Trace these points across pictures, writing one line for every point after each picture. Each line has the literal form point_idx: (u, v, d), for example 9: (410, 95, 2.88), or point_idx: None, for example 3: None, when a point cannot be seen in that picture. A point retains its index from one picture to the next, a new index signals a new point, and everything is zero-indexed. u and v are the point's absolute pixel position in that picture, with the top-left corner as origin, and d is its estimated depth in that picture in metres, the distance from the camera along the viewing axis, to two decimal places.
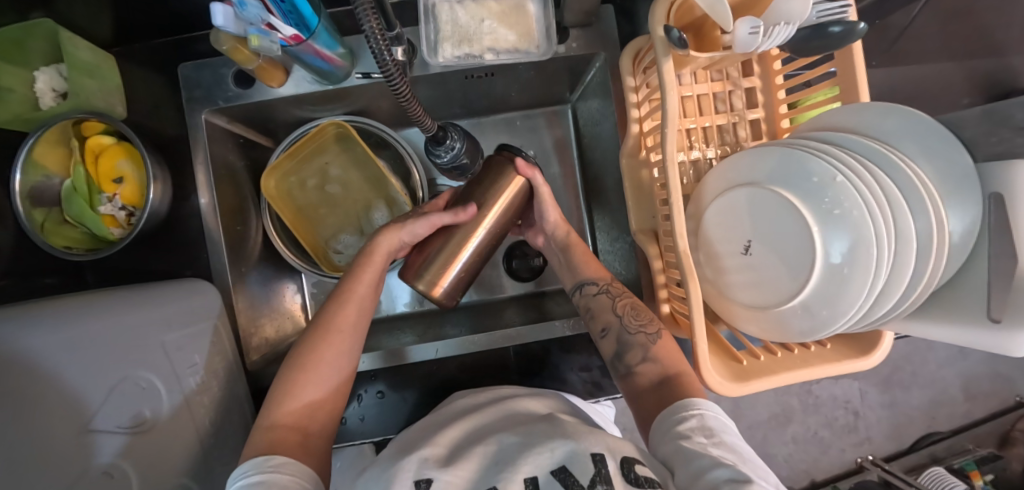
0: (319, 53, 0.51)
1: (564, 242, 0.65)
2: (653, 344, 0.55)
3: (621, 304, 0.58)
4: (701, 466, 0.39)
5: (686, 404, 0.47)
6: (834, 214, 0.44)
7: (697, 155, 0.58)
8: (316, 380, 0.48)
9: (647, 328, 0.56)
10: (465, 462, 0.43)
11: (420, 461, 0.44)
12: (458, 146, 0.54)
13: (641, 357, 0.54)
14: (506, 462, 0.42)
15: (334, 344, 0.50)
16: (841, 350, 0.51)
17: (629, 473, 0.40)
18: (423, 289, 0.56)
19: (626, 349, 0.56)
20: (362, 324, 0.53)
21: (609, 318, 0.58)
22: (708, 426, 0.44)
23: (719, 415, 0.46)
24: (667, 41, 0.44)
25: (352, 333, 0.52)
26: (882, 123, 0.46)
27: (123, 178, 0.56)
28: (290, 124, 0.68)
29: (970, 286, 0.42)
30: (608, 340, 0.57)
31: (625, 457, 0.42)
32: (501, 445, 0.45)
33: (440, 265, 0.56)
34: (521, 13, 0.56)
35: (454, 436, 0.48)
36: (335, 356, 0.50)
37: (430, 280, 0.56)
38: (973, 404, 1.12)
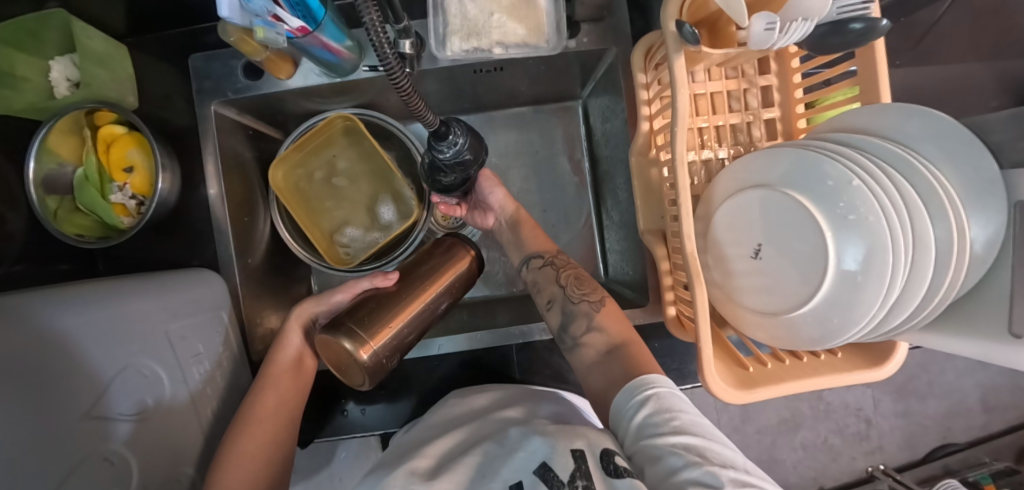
0: (326, 45, 0.51)
1: (513, 218, 0.66)
2: (596, 313, 0.55)
3: (565, 275, 0.59)
4: (673, 466, 0.38)
5: (638, 388, 0.45)
6: (849, 220, 0.42)
7: (708, 154, 0.56)
8: (249, 464, 0.47)
9: (590, 298, 0.57)
10: (453, 474, 0.43)
11: (406, 475, 0.43)
12: (462, 142, 0.44)
13: (586, 327, 0.55)
14: (490, 474, 0.42)
15: (264, 426, 0.50)
16: (852, 360, 0.49)
17: (607, 465, 0.41)
18: (350, 345, 0.45)
19: (571, 318, 0.56)
20: (291, 404, 0.52)
21: (553, 290, 0.58)
22: (666, 410, 0.43)
23: (672, 390, 0.45)
24: (679, 37, 0.43)
25: (278, 415, 0.51)
26: (905, 126, 0.45)
27: (134, 167, 0.57)
28: (298, 116, 0.68)
29: (993, 297, 0.40)
30: (554, 312, 0.57)
31: (605, 450, 0.42)
32: (487, 454, 0.45)
33: (378, 319, 0.48)
34: (531, 6, 0.54)
35: (443, 447, 0.48)
36: (259, 444, 0.48)
37: (364, 332, 0.46)
38: (992, 416, 1.09)
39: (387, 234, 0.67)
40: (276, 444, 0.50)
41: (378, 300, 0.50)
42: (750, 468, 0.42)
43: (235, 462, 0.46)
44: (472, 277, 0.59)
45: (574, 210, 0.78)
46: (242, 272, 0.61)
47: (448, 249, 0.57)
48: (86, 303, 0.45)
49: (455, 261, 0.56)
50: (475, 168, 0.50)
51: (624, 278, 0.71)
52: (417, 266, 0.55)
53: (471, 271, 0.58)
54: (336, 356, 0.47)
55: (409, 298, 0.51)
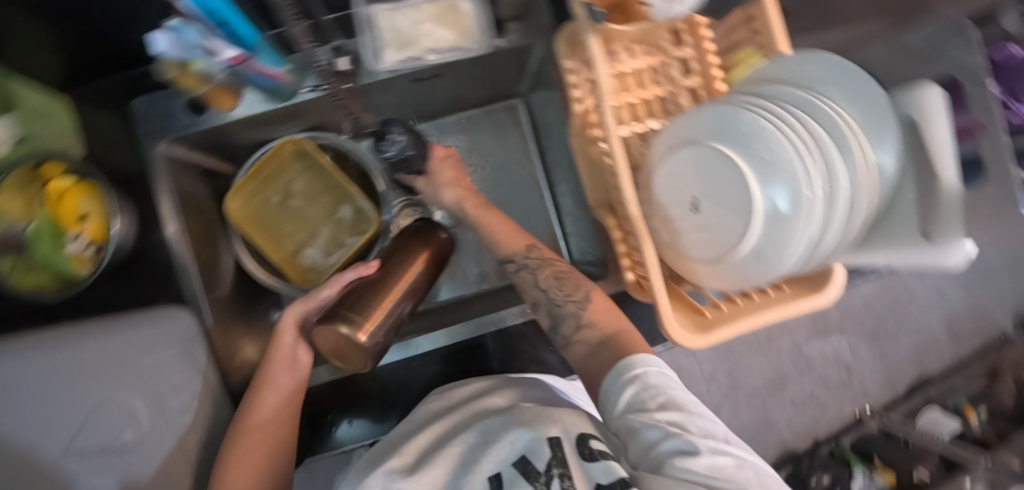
0: (263, 72, 0.53)
1: (474, 218, 0.60)
2: (585, 311, 0.52)
3: (545, 276, 0.54)
4: (652, 440, 0.39)
5: (627, 367, 0.45)
6: (766, 159, 0.47)
7: (642, 127, 0.61)
8: (252, 461, 0.47)
9: (575, 297, 0.52)
10: (433, 467, 0.42)
11: (385, 474, 0.42)
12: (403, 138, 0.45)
13: (576, 326, 0.51)
14: (471, 462, 0.42)
15: (257, 434, 0.49)
16: (798, 290, 0.53)
17: (582, 449, 0.40)
18: (347, 329, 0.47)
19: (559, 321, 0.52)
20: (289, 409, 0.52)
21: (536, 294, 0.54)
22: (652, 387, 0.42)
23: (662, 369, 0.45)
24: (589, 17, 0.47)
25: (276, 413, 0.51)
26: (811, 72, 0.49)
27: (87, 215, 0.57)
28: (247, 146, 0.70)
29: (904, 208, 0.45)
30: (541, 314, 0.54)
31: (581, 434, 0.41)
32: (468, 444, 0.44)
33: (371, 302, 0.50)
34: (456, 12, 0.59)
35: (423, 442, 0.47)
36: (259, 443, 0.48)
37: (358, 315, 0.48)
38: (958, 345, 1.19)
39: (349, 250, 0.67)
40: (276, 443, 0.50)
41: (365, 287, 0.52)
42: (732, 442, 0.41)
43: (236, 468, 0.46)
44: (437, 260, 0.60)
45: (532, 203, 0.81)
46: (210, 302, 0.61)
47: (420, 235, 0.60)
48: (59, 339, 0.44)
49: (429, 243, 0.59)
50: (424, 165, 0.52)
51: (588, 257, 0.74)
52: (398, 253, 0.57)
53: (433, 253, 0.60)
54: (336, 344, 0.48)
55: (395, 279, 0.53)
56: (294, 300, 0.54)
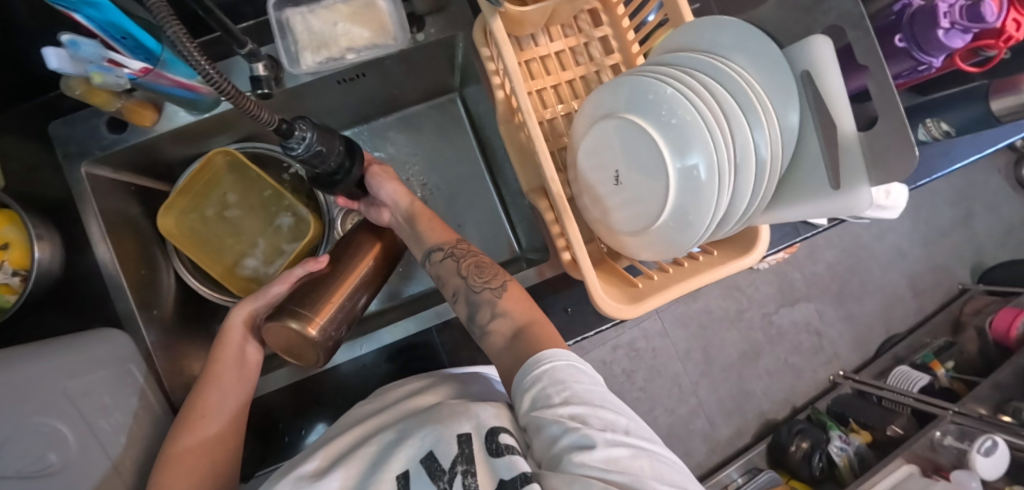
0: (178, 84, 0.53)
1: (406, 212, 0.58)
2: (500, 299, 0.51)
3: (466, 265, 0.54)
4: (552, 435, 0.35)
5: (535, 363, 0.41)
6: (672, 125, 0.47)
7: (568, 108, 0.62)
8: (191, 462, 0.46)
9: (491, 284, 0.52)
10: (343, 469, 0.39)
11: (291, 482, 0.39)
12: (312, 136, 0.43)
13: (491, 314, 0.50)
14: (381, 461, 0.39)
15: (198, 434, 0.48)
16: (727, 253, 0.54)
17: (490, 445, 0.37)
18: (297, 324, 0.48)
19: (476, 308, 0.51)
20: (234, 408, 0.51)
21: (456, 282, 0.53)
22: (559, 381, 0.39)
23: (573, 362, 0.41)
24: (491, 4, 0.47)
25: (219, 415, 0.50)
26: (715, 37, 0.50)
27: (9, 243, 0.54)
28: (178, 162, 0.69)
29: (810, 161, 0.46)
30: (460, 304, 0.53)
31: (492, 428, 0.38)
32: (382, 444, 0.41)
33: (320, 297, 0.51)
34: (372, 10, 0.59)
35: (341, 445, 0.44)
36: (199, 445, 0.47)
37: (308, 310, 0.49)
38: (922, 299, 1.21)
39: (288, 257, 0.67)
40: (217, 446, 0.49)
41: (315, 281, 0.53)
42: (644, 434, 0.37)
43: (172, 473, 0.45)
44: (392, 250, 0.61)
45: (478, 196, 0.81)
46: (148, 322, 0.60)
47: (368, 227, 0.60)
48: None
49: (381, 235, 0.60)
50: (356, 167, 0.54)
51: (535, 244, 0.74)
52: (348, 246, 0.57)
53: (389, 243, 0.61)
54: (287, 340, 0.49)
55: (345, 272, 0.54)
56: (243, 298, 0.55)
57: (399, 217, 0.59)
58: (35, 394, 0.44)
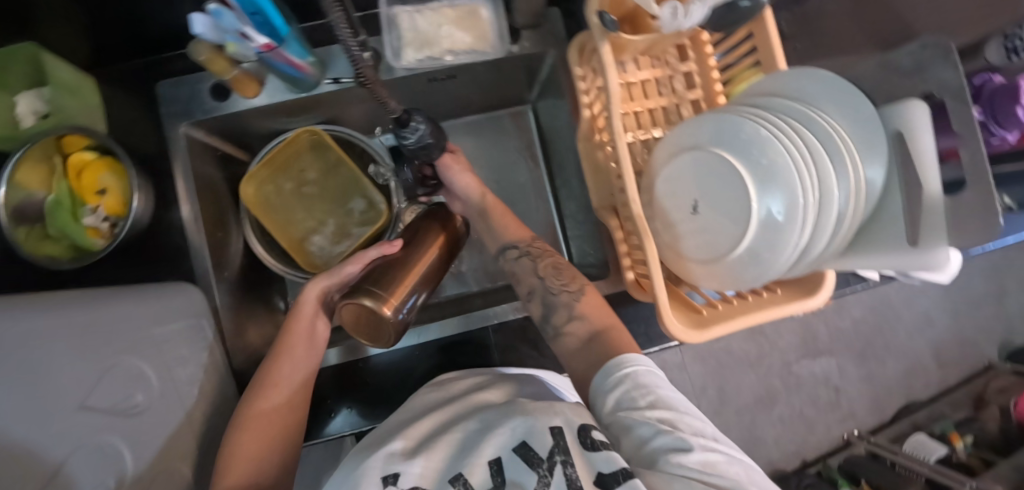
0: (289, 61, 0.56)
1: (481, 206, 0.64)
2: (577, 302, 0.55)
3: (543, 266, 0.59)
4: (644, 436, 0.41)
5: (617, 366, 0.46)
6: (764, 164, 0.49)
7: (646, 135, 0.64)
8: (265, 426, 0.49)
9: (570, 288, 0.56)
10: (433, 451, 0.45)
11: (386, 457, 0.44)
12: (424, 127, 0.47)
13: (567, 317, 0.55)
14: (472, 447, 0.44)
15: (273, 399, 0.51)
16: (790, 293, 0.56)
17: (584, 439, 0.41)
18: (372, 302, 0.50)
19: (552, 310, 0.56)
20: (303, 379, 0.54)
21: (532, 281, 0.58)
22: (643, 385, 0.44)
23: (650, 368, 0.46)
24: (602, 27, 0.50)
25: (291, 384, 0.53)
26: (804, 86, 0.53)
27: (106, 190, 0.59)
28: (263, 135, 0.72)
29: (891, 213, 0.48)
30: (534, 303, 0.57)
31: (583, 425, 0.42)
32: (466, 432, 0.47)
33: (393, 280, 0.53)
34: (475, 17, 0.62)
35: (423, 429, 0.49)
36: (274, 408, 0.51)
37: (383, 291, 0.51)
38: (945, 371, 1.19)
39: (356, 241, 0.70)
40: (288, 412, 0.51)
41: (388, 264, 0.55)
42: (721, 438, 0.43)
43: (247, 435, 0.48)
44: (453, 243, 0.64)
45: (535, 206, 0.83)
46: (219, 283, 0.63)
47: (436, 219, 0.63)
48: (76, 299, 0.45)
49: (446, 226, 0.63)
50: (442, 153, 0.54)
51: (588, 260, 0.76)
52: (417, 236, 0.60)
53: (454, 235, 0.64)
54: (360, 318, 0.51)
55: (415, 259, 0.57)
56: (314, 277, 0.58)
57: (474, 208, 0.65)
58: (125, 335, 0.46)
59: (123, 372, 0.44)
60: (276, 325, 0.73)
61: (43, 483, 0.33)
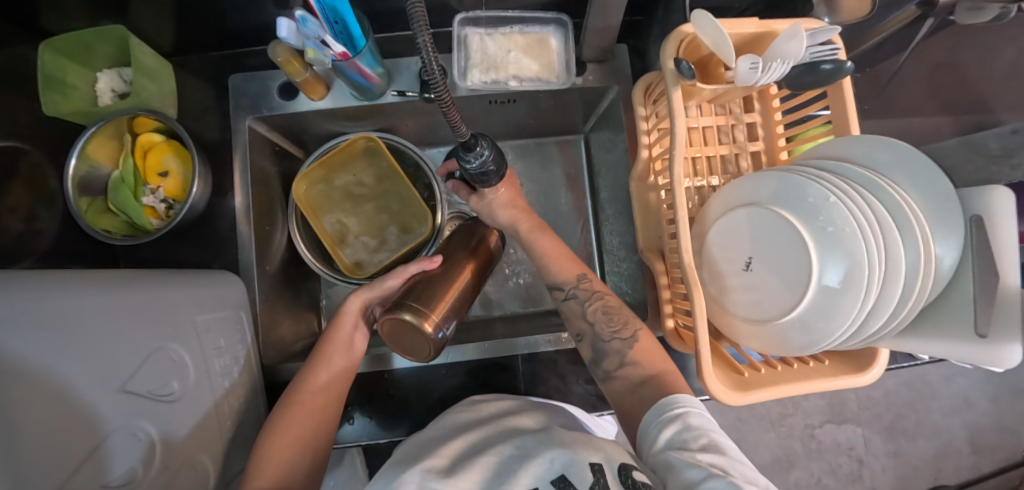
0: (361, 71, 0.57)
1: (524, 234, 0.62)
2: (630, 349, 0.55)
3: (592, 310, 0.57)
4: (694, 479, 0.40)
5: (668, 405, 0.47)
6: (828, 231, 0.47)
7: (701, 182, 0.63)
8: (297, 431, 0.51)
9: (623, 335, 0.55)
10: (469, 473, 0.44)
11: (422, 472, 0.43)
12: (487, 154, 0.49)
13: (619, 362, 0.54)
14: (508, 473, 0.43)
15: (308, 406, 0.52)
16: (838, 366, 0.53)
17: (625, 479, 0.42)
18: (414, 317, 0.49)
19: (602, 356, 0.55)
20: (338, 387, 0.55)
21: (581, 325, 0.57)
22: (695, 428, 0.44)
23: (703, 413, 0.47)
24: (676, 73, 0.50)
25: (324, 392, 0.54)
26: (877, 155, 0.51)
27: (169, 172, 0.61)
28: (321, 136, 0.74)
29: (960, 299, 0.45)
30: (583, 346, 0.57)
31: (623, 464, 0.44)
32: (502, 457, 0.46)
33: (434, 296, 0.52)
34: (544, 46, 0.63)
35: (455, 449, 0.48)
36: (307, 415, 0.52)
37: (425, 307, 0.50)
38: (980, 457, 1.09)
39: (396, 251, 0.71)
40: (320, 420, 0.53)
41: (430, 279, 0.55)
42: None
43: (279, 440, 0.50)
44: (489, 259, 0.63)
45: (574, 235, 0.82)
46: (259, 275, 0.65)
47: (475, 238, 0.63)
48: (130, 278, 0.47)
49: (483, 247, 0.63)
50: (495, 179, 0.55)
51: (624, 298, 0.75)
52: (456, 255, 0.60)
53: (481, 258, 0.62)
54: (401, 334, 0.50)
55: (455, 278, 0.56)
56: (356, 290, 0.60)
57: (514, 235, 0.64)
58: (171, 320, 0.47)
59: (165, 356, 0.45)
60: (307, 322, 0.73)
61: (79, 460, 0.34)
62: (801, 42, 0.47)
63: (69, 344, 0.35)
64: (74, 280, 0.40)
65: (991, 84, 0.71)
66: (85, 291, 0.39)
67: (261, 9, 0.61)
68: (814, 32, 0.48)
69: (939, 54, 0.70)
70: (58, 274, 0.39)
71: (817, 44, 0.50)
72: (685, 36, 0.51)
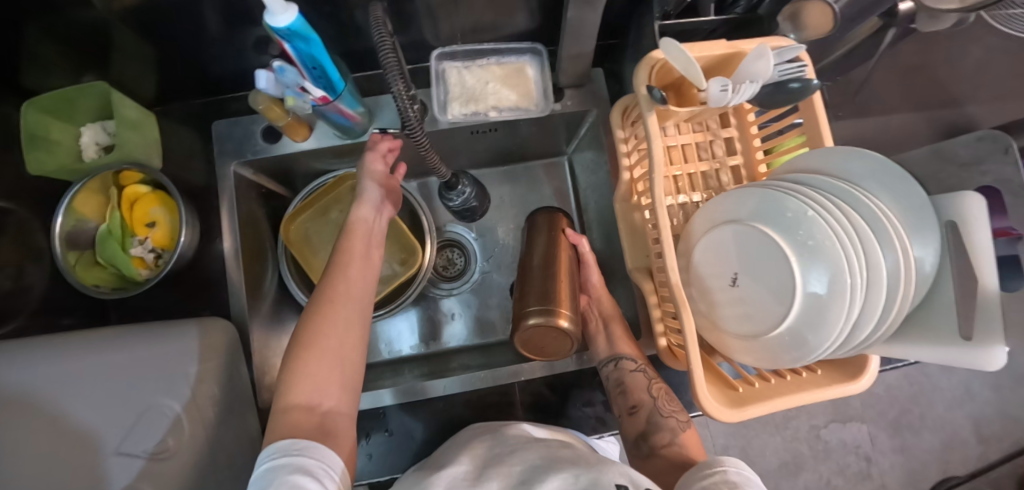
0: (342, 112, 0.58)
1: (606, 313, 0.68)
2: (682, 431, 0.59)
3: (655, 387, 0.61)
4: None
5: (709, 462, 0.48)
6: (809, 245, 0.48)
7: (683, 199, 0.64)
8: (324, 350, 0.47)
9: (678, 415, 0.60)
10: (493, 481, 0.44)
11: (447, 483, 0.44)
12: (468, 192, 0.64)
13: (668, 440, 0.59)
14: (533, 481, 0.42)
15: (332, 318, 0.49)
16: (831, 376, 0.54)
17: None
18: (551, 317, 0.57)
19: (654, 431, 0.59)
20: (359, 294, 0.52)
21: (643, 398, 0.60)
22: (732, 483, 0.45)
23: (742, 470, 0.47)
24: (649, 98, 0.51)
25: (348, 303, 0.51)
26: (851, 166, 0.52)
27: (156, 222, 0.62)
28: (307, 175, 0.74)
29: (944, 304, 0.46)
30: (638, 418, 0.59)
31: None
32: (526, 465, 0.45)
33: (554, 294, 0.60)
34: (521, 76, 0.64)
35: (478, 457, 0.49)
36: (334, 327, 0.49)
37: (554, 307, 0.58)
38: (987, 446, 1.08)
39: (388, 284, 0.72)
40: (349, 335, 0.49)
41: (542, 277, 0.62)
42: None
43: (309, 357, 0.47)
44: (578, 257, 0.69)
45: None
46: (252, 318, 0.64)
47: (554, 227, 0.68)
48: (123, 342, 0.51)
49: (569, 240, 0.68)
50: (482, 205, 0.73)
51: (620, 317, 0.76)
52: (547, 243, 0.67)
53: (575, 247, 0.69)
54: (546, 339, 0.58)
55: (559, 271, 0.63)
56: (360, 201, 0.58)
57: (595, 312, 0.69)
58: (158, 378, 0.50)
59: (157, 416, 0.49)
60: None
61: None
62: (768, 62, 0.48)
63: (66, 396, 0.47)
64: (79, 348, 0.50)
65: (961, 83, 0.72)
66: (75, 357, 0.49)
67: (241, 56, 0.62)
68: (780, 51, 0.50)
69: (907, 59, 0.72)
70: (73, 348, 0.49)
71: (785, 61, 0.51)
72: (655, 62, 0.53)
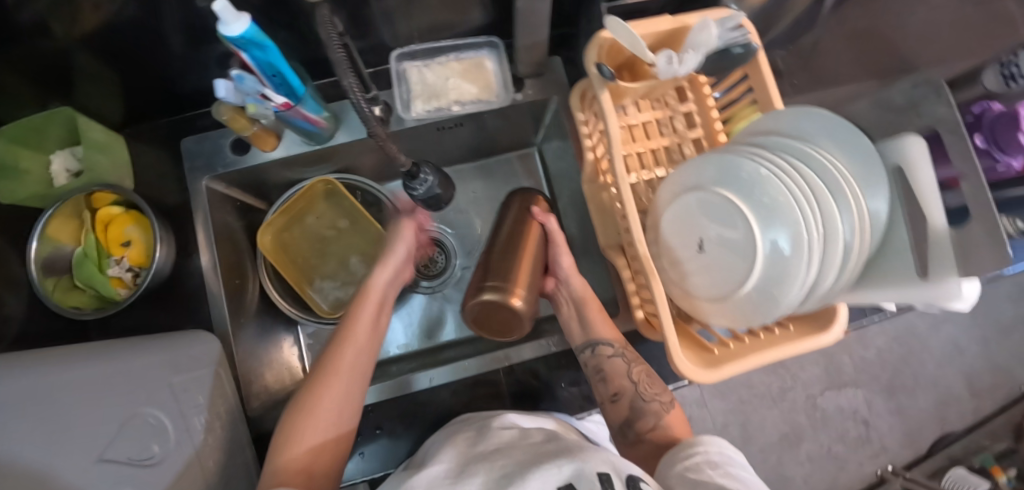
0: (306, 117, 0.59)
1: (579, 296, 0.66)
2: (666, 413, 0.60)
3: (636, 371, 0.62)
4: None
5: (692, 442, 0.50)
6: (768, 209, 0.50)
7: (649, 175, 0.66)
8: (324, 415, 0.51)
9: (661, 397, 0.61)
10: (477, 477, 0.44)
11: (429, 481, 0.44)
12: (431, 180, 0.65)
13: (652, 424, 0.59)
14: (516, 473, 0.42)
15: (334, 389, 0.52)
16: (803, 329, 0.55)
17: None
18: (501, 295, 0.58)
19: (639, 413, 0.60)
20: (362, 365, 0.55)
21: (623, 383, 0.61)
22: (715, 461, 0.47)
23: (723, 449, 0.49)
24: (601, 77, 0.53)
25: (353, 371, 0.54)
26: (804, 127, 0.53)
27: (131, 241, 0.62)
28: (281, 185, 0.75)
29: (899, 248, 0.47)
30: (621, 404, 0.60)
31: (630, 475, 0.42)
32: (512, 460, 0.45)
33: (509, 272, 0.60)
34: (480, 70, 0.66)
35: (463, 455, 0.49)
36: (335, 395, 0.52)
37: (507, 285, 0.59)
38: (980, 400, 1.09)
39: None
40: (347, 404, 0.52)
41: (500, 257, 0.63)
42: None
43: (308, 418, 0.50)
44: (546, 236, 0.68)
45: None
46: (234, 329, 0.65)
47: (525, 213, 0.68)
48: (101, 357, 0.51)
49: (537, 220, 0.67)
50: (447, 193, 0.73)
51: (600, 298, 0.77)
52: (512, 225, 0.67)
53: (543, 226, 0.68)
54: (497, 317, 0.59)
55: (518, 250, 0.63)
56: (381, 265, 0.62)
57: (568, 297, 0.67)
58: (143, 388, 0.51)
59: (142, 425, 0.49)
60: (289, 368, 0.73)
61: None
62: (708, 31, 0.50)
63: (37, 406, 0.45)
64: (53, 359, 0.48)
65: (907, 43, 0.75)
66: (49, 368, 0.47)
67: (204, 72, 0.63)
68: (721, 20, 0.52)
69: (851, 25, 0.75)
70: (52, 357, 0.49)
71: (730, 27, 0.52)
72: (605, 43, 0.54)
